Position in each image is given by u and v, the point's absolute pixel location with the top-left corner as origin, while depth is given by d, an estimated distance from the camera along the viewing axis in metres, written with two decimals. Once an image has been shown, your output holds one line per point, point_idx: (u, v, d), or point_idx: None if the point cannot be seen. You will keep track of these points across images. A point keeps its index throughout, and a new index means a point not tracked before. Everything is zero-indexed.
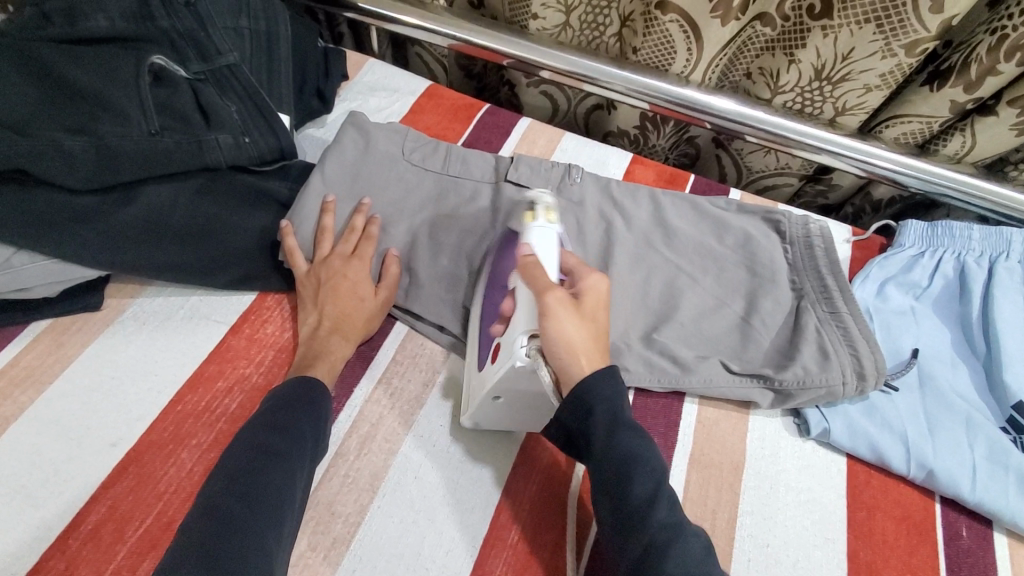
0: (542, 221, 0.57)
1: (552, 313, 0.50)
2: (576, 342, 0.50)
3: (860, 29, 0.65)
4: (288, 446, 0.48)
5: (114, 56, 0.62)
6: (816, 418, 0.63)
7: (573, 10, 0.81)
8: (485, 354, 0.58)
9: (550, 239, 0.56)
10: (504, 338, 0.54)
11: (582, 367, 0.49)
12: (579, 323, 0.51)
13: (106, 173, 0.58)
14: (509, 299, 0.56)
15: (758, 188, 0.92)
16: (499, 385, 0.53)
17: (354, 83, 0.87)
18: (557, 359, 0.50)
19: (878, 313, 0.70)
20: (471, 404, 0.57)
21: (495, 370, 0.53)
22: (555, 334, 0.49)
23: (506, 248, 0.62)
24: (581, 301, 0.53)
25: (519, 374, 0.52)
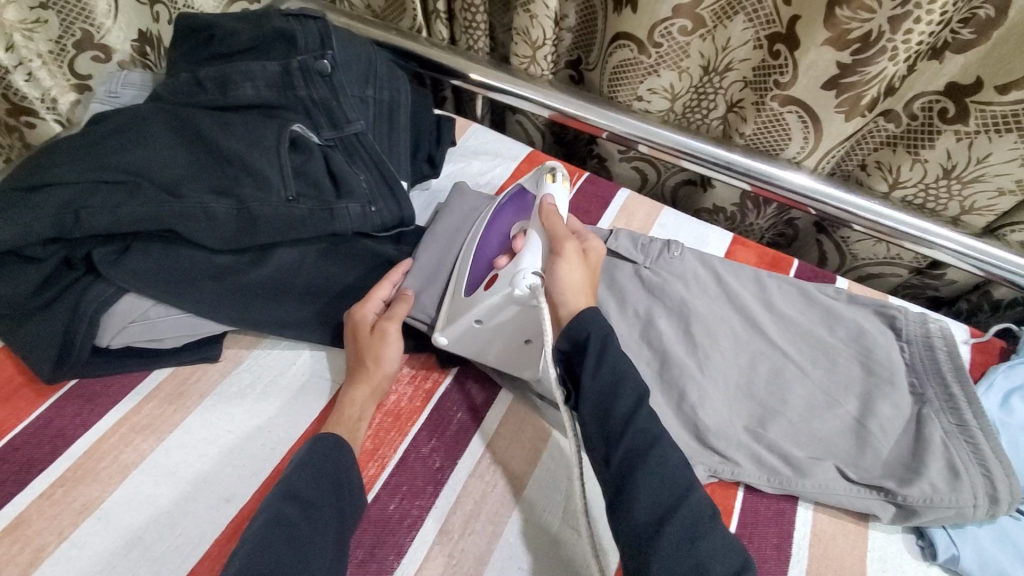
0: (559, 183, 0.64)
1: (569, 257, 0.55)
2: (576, 281, 0.54)
3: (999, 136, 0.63)
4: (315, 523, 0.47)
5: (259, 123, 0.65)
6: (945, 543, 0.58)
7: (679, 98, 0.83)
8: (475, 281, 0.61)
9: (565, 196, 0.64)
10: (505, 268, 0.57)
11: (581, 302, 0.53)
12: (585, 271, 0.56)
13: (245, 235, 0.61)
14: (520, 240, 0.60)
15: (859, 275, 0.90)
16: (486, 308, 0.57)
17: (458, 146, 0.90)
18: (556, 293, 0.54)
19: (1007, 427, 0.65)
20: (453, 321, 0.59)
21: (488, 295, 0.57)
22: (563, 270, 0.54)
23: (516, 204, 0.67)
24: (586, 258, 0.58)
25: (514, 303, 0.56)
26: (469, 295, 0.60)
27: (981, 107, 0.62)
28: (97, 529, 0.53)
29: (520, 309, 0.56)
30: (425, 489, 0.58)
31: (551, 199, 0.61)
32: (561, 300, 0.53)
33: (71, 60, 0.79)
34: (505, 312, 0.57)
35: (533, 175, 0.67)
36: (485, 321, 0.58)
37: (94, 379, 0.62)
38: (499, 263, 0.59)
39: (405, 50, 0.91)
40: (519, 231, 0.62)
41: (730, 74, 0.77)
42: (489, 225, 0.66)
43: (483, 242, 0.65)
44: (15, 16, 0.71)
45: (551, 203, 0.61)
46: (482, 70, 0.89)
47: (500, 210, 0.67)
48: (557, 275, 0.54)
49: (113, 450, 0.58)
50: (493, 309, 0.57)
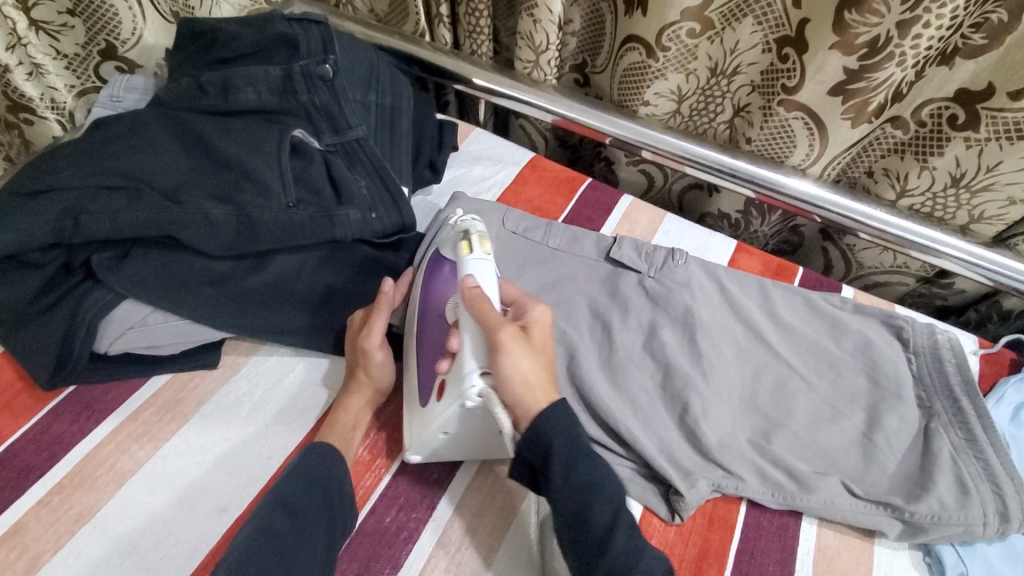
0: (477, 253, 0.56)
1: (516, 353, 0.50)
2: (531, 376, 0.50)
3: (1010, 144, 0.62)
4: (302, 532, 0.46)
5: (259, 129, 0.64)
6: (952, 559, 0.57)
7: (685, 100, 0.82)
8: (426, 394, 0.57)
9: (489, 268, 0.56)
10: (449, 375, 0.53)
11: (539, 401, 0.50)
12: (535, 360, 0.52)
13: (244, 242, 0.61)
14: (453, 337, 0.54)
15: (865, 284, 0.89)
16: (444, 423, 0.52)
17: (461, 151, 0.89)
18: (512, 395, 0.50)
19: (1017, 441, 0.64)
20: (416, 441, 0.55)
21: (438, 410, 0.52)
22: (511, 364, 0.50)
23: (436, 272, 0.62)
24: (531, 335, 0.53)
25: (469, 414, 0.52)
26: (424, 407, 0.56)
27: (993, 114, 0.61)
28: (93, 537, 0.53)
29: (474, 416, 0.52)
30: (423, 500, 0.57)
31: (473, 281, 0.54)
32: (518, 402, 0.50)
33: (95, 65, 0.85)
34: (466, 421, 0.53)
35: (451, 236, 0.61)
36: (450, 430, 0.53)
37: (92, 384, 0.62)
38: (443, 364, 0.55)
39: (409, 54, 0.91)
40: (453, 321, 0.56)
41: (737, 78, 0.76)
42: (423, 310, 0.62)
43: (427, 338, 0.60)
44: (40, 17, 0.77)
45: (474, 282, 0.55)
46: (484, 75, 0.88)
47: (432, 284, 0.62)
48: (508, 361, 0.50)
49: (110, 458, 0.57)
50: (450, 421, 0.53)
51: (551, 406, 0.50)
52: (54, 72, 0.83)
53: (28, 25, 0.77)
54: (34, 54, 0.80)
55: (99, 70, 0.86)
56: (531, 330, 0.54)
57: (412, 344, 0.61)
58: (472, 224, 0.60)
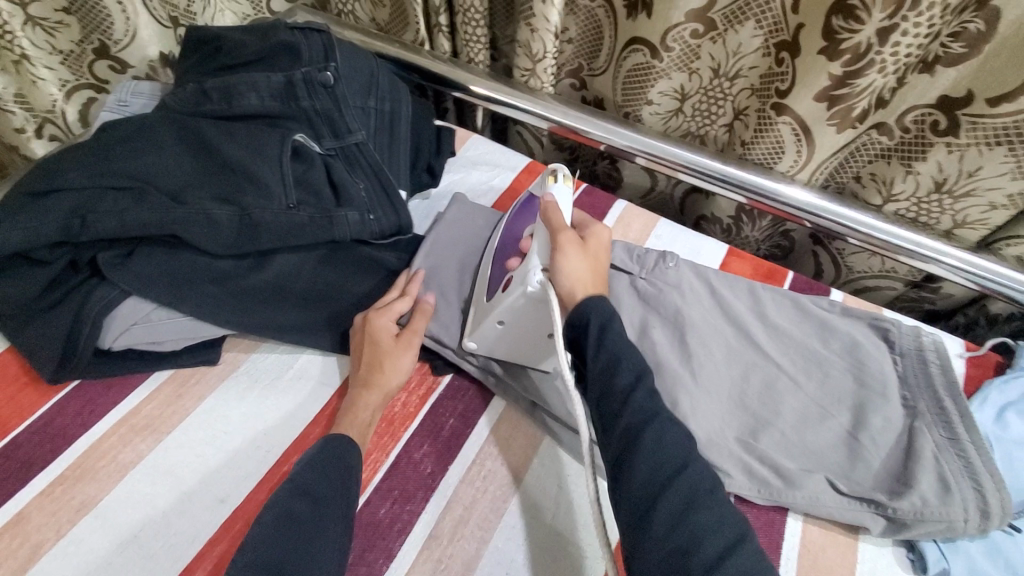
0: (562, 183, 0.63)
1: (567, 243, 0.56)
2: (580, 272, 0.55)
3: (989, 150, 0.64)
4: (321, 513, 0.47)
5: (262, 132, 0.67)
6: (935, 556, 0.57)
7: (688, 98, 0.83)
8: (493, 288, 0.63)
9: (568, 197, 0.62)
10: (517, 272, 0.59)
11: (584, 291, 0.53)
12: (590, 262, 0.56)
13: (246, 241, 0.63)
14: (526, 241, 0.62)
15: (855, 288, 0.90)
16: (506, 309, 0.59)
17: (459, 156, 0.91)
18: (562, 287, 0.54)
19: (1001, 442, 0.65)
20: (479, 327, 0.62)
21: (505, 296, 0.59)
22: (564, 259, 0.55)
23: (523, 210, 0.68)
24: (587, 242, 0.59)
25: (529, 300, 0.58)
26: (490, 298, 0.63)
27: (973, 121, 0.63)
28: (96, 526, 0.54)
29: (534, 306, 0.58)
30: (416, 494, 0.59)
31: (551, 197, 0.61)
32: (564, 288, 0.54)
33: (89, 63, 0.91)
34: (523, 313, 0.59)
35: (537, 181, 0.67)
36: (507, 320, 0.60)
37: (96, 380, 0.63)
38: (512, 265, 0.62)
39: (408, 62, 0.93)
40: (528, 236, 0.63)
41: (738, 81, 0.77)
42: (501, 234, 0.68)
43: (503, 244, 0.67)
44: (37, 14, 0.83)
45: (553, 199, 0.61)
46: (482, 82, 0.91)
47: (508, 221, 0.68)
48: (562, 255, 0.55)
49: (112, 450, 0.59)
50: (508, 311, 0.59)
51: (592, 302, 0.52)
52: (48, 65, 0.89)
53: (24, 20, 0.83)
54: (26, 47, 0.85)
55: (94, 69, 0.92)
56: (587, 241, 0.59)
57: (493, 246, 0.69)
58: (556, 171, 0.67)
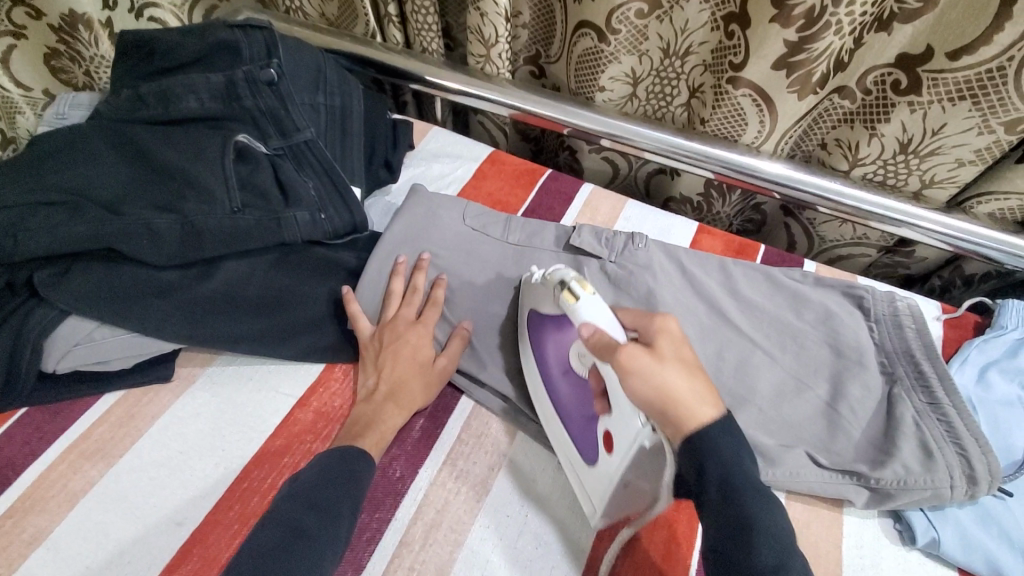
0: (584, 295, 0.51)
1: (643, 373, 0.45)
2: (679, 392, 0.44)
3: (952, 105, 0.62)
4: (324, 525, 0.46)
5: (202, 136, 0.64)
6: (923, 525, 0.56)
7: (641, 82, 0.81)
8: (591, 450, 0.54)
9: (600, 305, 0.51)
10: (613, 425, 0.50)
11: (701, 416, 0.43)
12: (679, 371, 0.46)
13: (191, 250, 0.60)
14: (600, 380, 0.53)
15: (829, 258, 0.89)
16: (625, 474, 0.49)
17: (418, 150, 0.89)
18: (667, 422, 0.44)
19: (983, 403, 0.63)
20: (603, 504, 0.52)
21: (614, 463, 0.49)
22: (646, 387, 0.45)
23: (552, 329, 0.58)
24: (656, 345, 0.48)
25: (646, 457, 0.47)
26: (595, 467, 0.53)
27: (934, 76, 0.61)
28: (47, 559, 0.51)
29: (653, 456, 0.47)
30: (385, 501, 0.56)
31: (591, 325, 0.50)
32: (674, 419, 0.44)
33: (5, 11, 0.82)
34: (644, 470, 0.48)
35: (547, 289, 0.56)
36: (628, 482, 0.50)
37: (43, 407, 0.60)
38: (603, 414, 0.53)
39: (359, 55, 0.90)
40: (595, 368, 0.54)
41: (689, 59, 0.75)
42: (544, 369, 0.59)
43: (566, 398, 0.57)
44: None
45: (592, 327, 0.50)
46: (435, 72, 0.88)
47: (546, 348, 0.59)
48: (643, 391, 0.45)
49: (62, 478, 0.56)
50: (632, 474, 0.49)
51: (712, 428, 0.43)
52: None
53: None
54: None
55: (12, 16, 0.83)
56: (656, 345, 0.48)
57: (548, 412, 0.58)
58: (564, 272, 0.55)
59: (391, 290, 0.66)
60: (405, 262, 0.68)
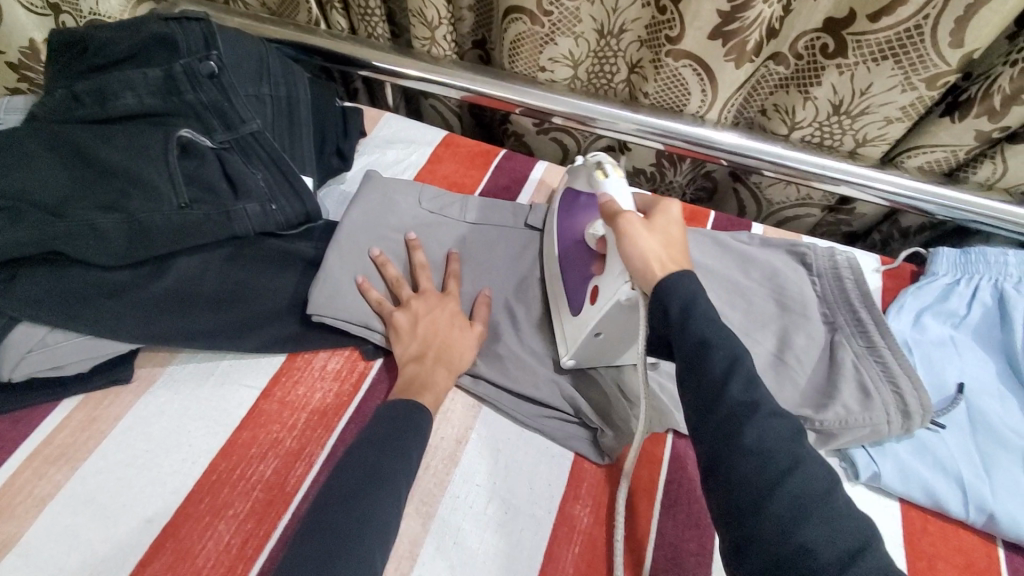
0: (613, 174, 0.59)
1: (632, 232, 0.51)
2: (650, 253, 0.50)
3: (876, 65, 0.65)
4: (397, 469, 0.51)
5: (143, 132, 0.63)
6: (865, 461, 0.60)
7: (580, 64, 0.83)
8: (577, 298, 0.61)
9: (623, 184, 0.58)
10: (602, 279, 0.57)
11: (657, 276, 0.49)
12: (663, 240, 0.51)
13: (140, 248, 0.60)
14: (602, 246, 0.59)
15: (778, 220, 0.92)
16: (600, 323, 0.56)
17: (372, 136, 0.88)
18: (635, 274, 0.51)
19: (917, 345, 0.67)
20: (573, 341, 0.60)
21: (597, 311, 0.56)
22: (633, 252, 0.51)
23: (569, 205, 0.67)
24: (651, 219, 0.53)
25: (620, 309, 0.55)
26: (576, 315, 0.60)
27: (858, 39, 0.64)
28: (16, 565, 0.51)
29: (627, 312, 0.55)
30: None
31: (607, 194, 0.57)
32: (644, 274, 0.50)
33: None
34: (618, 320, 0.56)
35: (585, 170, 0.64)
36: (601, 330, 0.57)
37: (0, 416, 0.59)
38: (597, 273, 0.60)
39: (302, 44, 0.89)
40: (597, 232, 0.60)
41: (625, 36, 0.78)
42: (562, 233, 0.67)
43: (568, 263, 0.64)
44: None
45: (611, 197, 0.57)
46: (383, 57, 0.87)
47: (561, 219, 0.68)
48: (625, 246, 0.51)
49: (28, 484, 0.55)
50: (605, 322, 0.56)
51: (675, 276, 0.48)
52: None
53: None
54: None
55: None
56: (652, 220, 0.54)
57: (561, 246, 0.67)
58: (603, 157, 0.63)
59: (397, 280, 0.67)
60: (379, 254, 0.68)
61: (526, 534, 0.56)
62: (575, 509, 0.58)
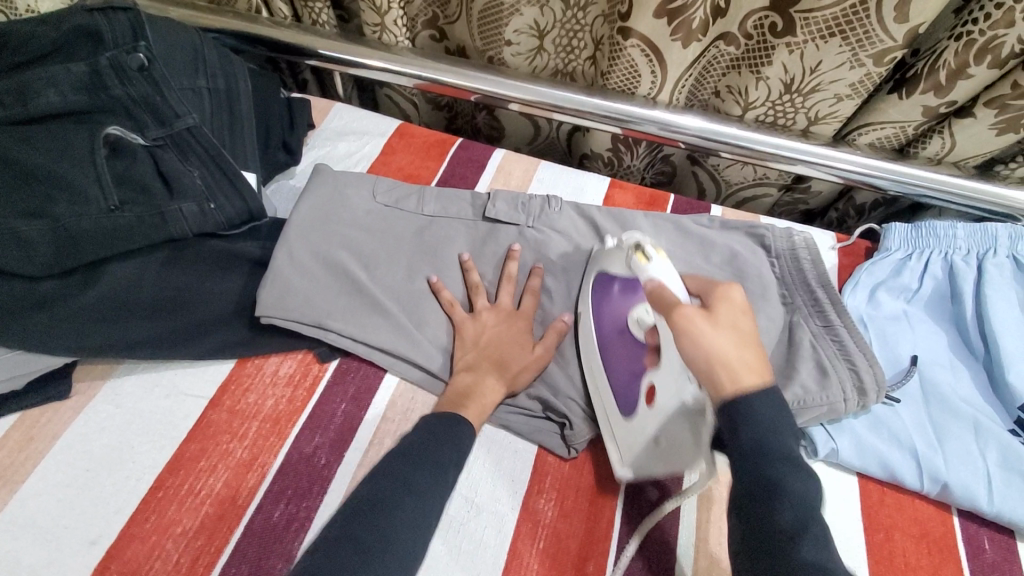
0: (657, 258, 0.53)
1: (696, 337, 0.44)
2: (724, 349, 0.44)
3: (825, 42, 0.65)
4: (393, 490, 0.48)
5: (67, 130, 0.59)
6: (823, 438, 0.60)
7: (547, 35, 0.80)
8: (626, 397, 0.56)
9: (668, 265, 0.52)
10: (660, 380, 0.52)
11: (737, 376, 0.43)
12: (733, 340, 0.44)
13: (67, 257, 0.57)
14: (654, 335, 0.56)
15: (738, 202, 0.92)
16: (663, 428, 0.51)
17: (322, 129, 0.85)
18: (702, 371, 0.44)
19: (872, 321, 0.68)
20: (631, 451, 0.54)
21: (655, 416, 0.52)
22: (701, 349, 0.44)
23: (612, 314, 0.61)
24: (713, 309, 0.46)
25: (681, 420, 0.49)
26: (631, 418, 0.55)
27: (806, 15, 0.63)
28: None
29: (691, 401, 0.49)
30: (312, 489, 0.56)
31: (655, 280, 0.51)
32: (719, 382, 0.43)
33: None
34: (679, 430, 0.50)
35: (622, 256, 0.58)
36: (660, 438, 0.52)
37: None
38: (650, 368, 0.55)
39: (244, 33, 0.84)
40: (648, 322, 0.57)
41: (590, 9, 0.76)
42: (601, 326, 0.61)
43: (613, 375, 0.59)
44: None
45: (658, 283, 0.51)
46: (330, 45, 0.84)
47: (603, 308, 0.62)
48: (695, 347, 0.44)
49: None
50: (666, 430, 0.51)
51: (754, 395, 0.42)
52: None
53: None
54: None
55: None
56: (715, 308, 0.47)
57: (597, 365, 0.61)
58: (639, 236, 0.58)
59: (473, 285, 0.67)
60: (469, 259, 0.68)
61: (490, 531, 0.55)
62: (538, 504, 0.57)
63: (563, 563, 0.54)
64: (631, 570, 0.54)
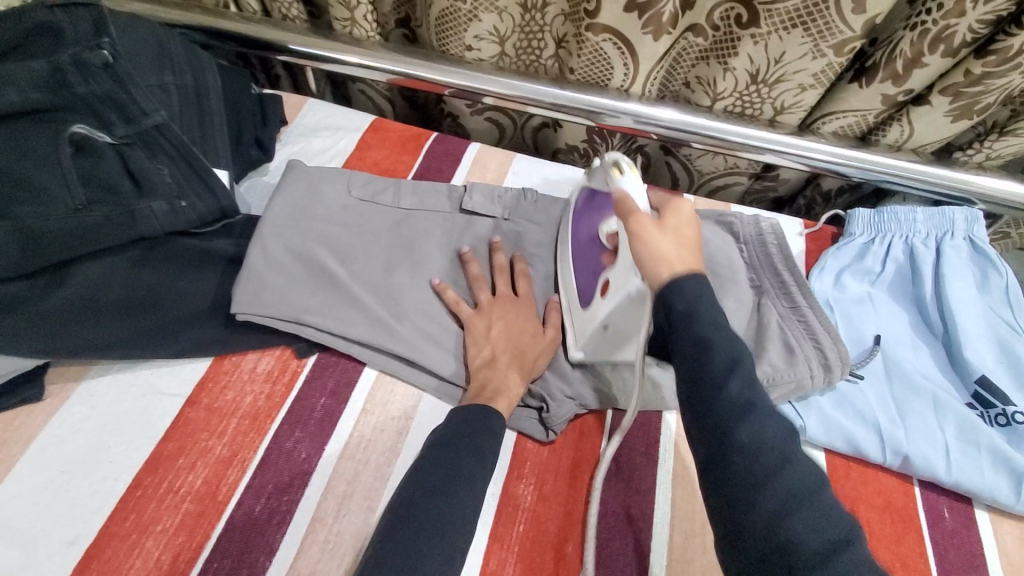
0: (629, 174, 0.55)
1: (642, 240, 0.50)
2: (664, 254, 0.48)
3: (788, 33, 0.67)
4: None
5: (29, 129, 0.58)
6: (791, 416, 0.63)
7: (507, 39, 0.82)
8: (587, 290, 0.63)
9: (640, 183, 0.55)
10: (614, 272, 0.58)
11: (669, 272, 0.47)
12: (673, 243, 0.49)
13: (34, 257, 0.56)
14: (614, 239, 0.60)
15: (709, 190, 0.94)
16: (610, 317, 0.57)
17: (295, 125, 0.85)
18: (643, 270, 0.50)
19: (838, 303, 0.70)
20: (583, 337, 0.62)
21: (605, 304, 0.58)
22: (643, 252, 0.49)
23: (584, 204, 0.67)
24: (662, 220, 0.52)
25: (629, 304, 0.55)
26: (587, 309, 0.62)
27: (768, 7, 0.65)
28: None
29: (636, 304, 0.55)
30: (293, 483, 0.56)
31: (624, 189, 0.55)
32: (653, 274, 0.48)
33: None
34: (624, 315, 0.57)
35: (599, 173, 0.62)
36: (610, 325, 0.58)
37: None
38: (607, 267, 0.60)
39: (212, 29, 0.83)
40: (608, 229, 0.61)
41: (549, 10, 0.77)
42: (576, 239, 0.67)
43: (579, 258, 0.65)
44: None
45: (626, 195, 0.54)
46: (301, 41, 0.83)
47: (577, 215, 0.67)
48: (640, 248, 0.50)
49: None
50: (614, 316, 0.57)
51: (681, 277, 0.46)
52: None
53: None
54: None
55: None
56: (663, 221, 0.52)
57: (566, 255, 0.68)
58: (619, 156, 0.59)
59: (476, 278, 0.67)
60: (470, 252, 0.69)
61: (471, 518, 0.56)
62: (518, 490, 0.58)
63: (543, 546, 0.55)
64: (608, 550, 0.55)
